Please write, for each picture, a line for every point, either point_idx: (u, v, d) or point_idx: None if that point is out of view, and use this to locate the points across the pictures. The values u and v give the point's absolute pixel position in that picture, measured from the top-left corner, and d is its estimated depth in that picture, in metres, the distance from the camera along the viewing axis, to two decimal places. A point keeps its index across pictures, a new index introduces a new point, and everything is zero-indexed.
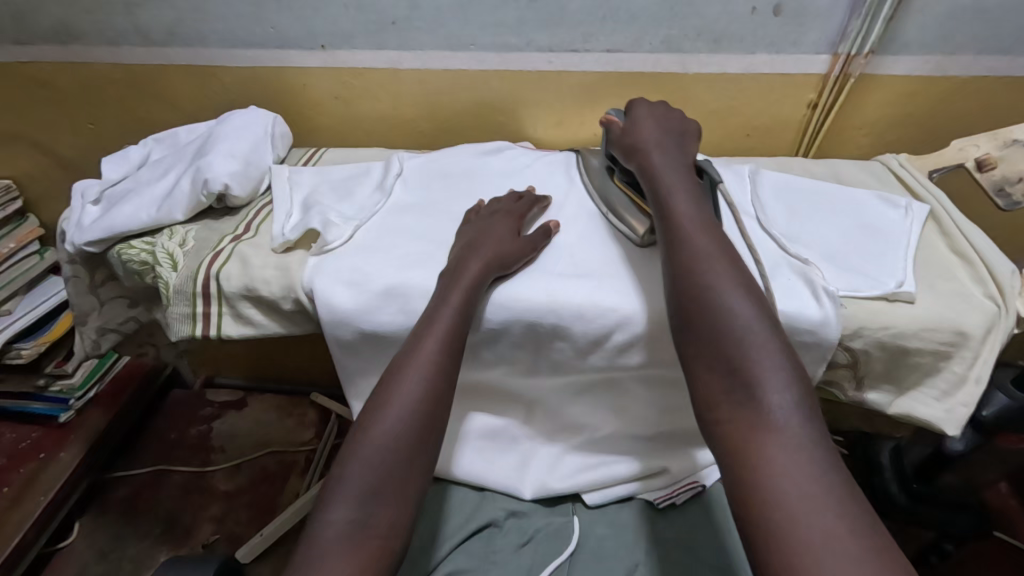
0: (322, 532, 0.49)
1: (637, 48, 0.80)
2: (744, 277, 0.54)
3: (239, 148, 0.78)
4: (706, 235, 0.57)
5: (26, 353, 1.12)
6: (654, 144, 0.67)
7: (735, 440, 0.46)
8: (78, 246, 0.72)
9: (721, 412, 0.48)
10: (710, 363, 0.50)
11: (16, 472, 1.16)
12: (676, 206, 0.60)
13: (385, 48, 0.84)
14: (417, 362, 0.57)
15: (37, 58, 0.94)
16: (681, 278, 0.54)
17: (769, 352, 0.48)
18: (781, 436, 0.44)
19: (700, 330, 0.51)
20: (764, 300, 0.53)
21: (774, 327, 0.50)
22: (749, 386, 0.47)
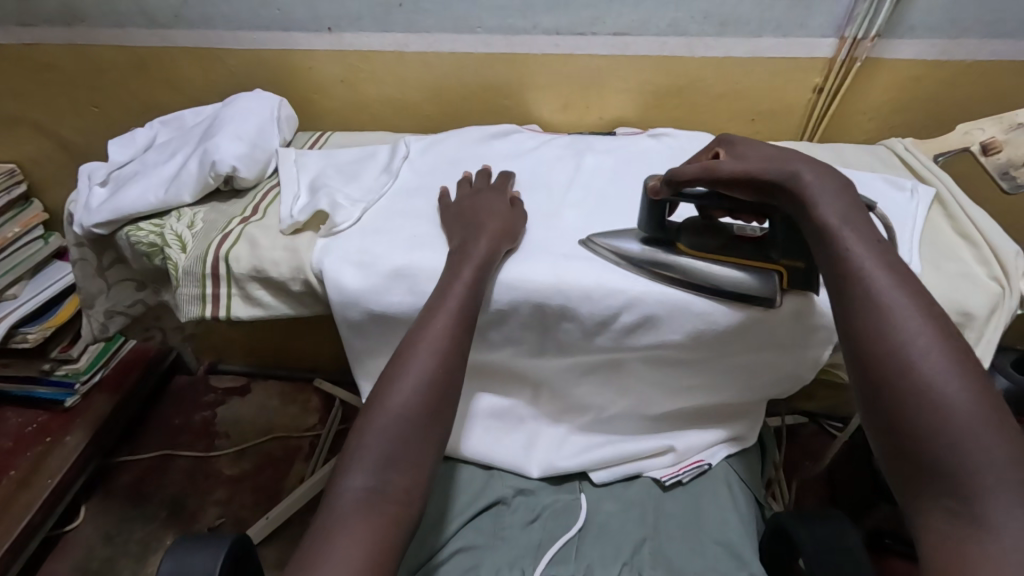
0: (339, 500, 0.49)
1: (645, 31, 0.80)
2: (954, 342, 0.44)
3: (246, 131, 0.78)
4: (895, 282, 0.47)
5: (32, 337, 1.13)
6: (794, 160, 0.54)
7: (947, 562, 0.38)
8: (86, 228, 0.73)
9: (931, 522, 0.40)
10: (911, 456, 0.42)
11: (23, 456, 1.17)
12: (855, 243, 0.49)
13: (391, 31, 0.84)
14: (431, 334, 0.57)
15: (40, 40, 0.93)
16: (863, 338, 0.46)
17: (981, 434, 0.40)
18: (1008, 558, 0.36)
19: (896, 414, 0.43)
20: (982, 373, 0.43)
21: (993, 410, 0.41)
22: (969, 497, 0.39)
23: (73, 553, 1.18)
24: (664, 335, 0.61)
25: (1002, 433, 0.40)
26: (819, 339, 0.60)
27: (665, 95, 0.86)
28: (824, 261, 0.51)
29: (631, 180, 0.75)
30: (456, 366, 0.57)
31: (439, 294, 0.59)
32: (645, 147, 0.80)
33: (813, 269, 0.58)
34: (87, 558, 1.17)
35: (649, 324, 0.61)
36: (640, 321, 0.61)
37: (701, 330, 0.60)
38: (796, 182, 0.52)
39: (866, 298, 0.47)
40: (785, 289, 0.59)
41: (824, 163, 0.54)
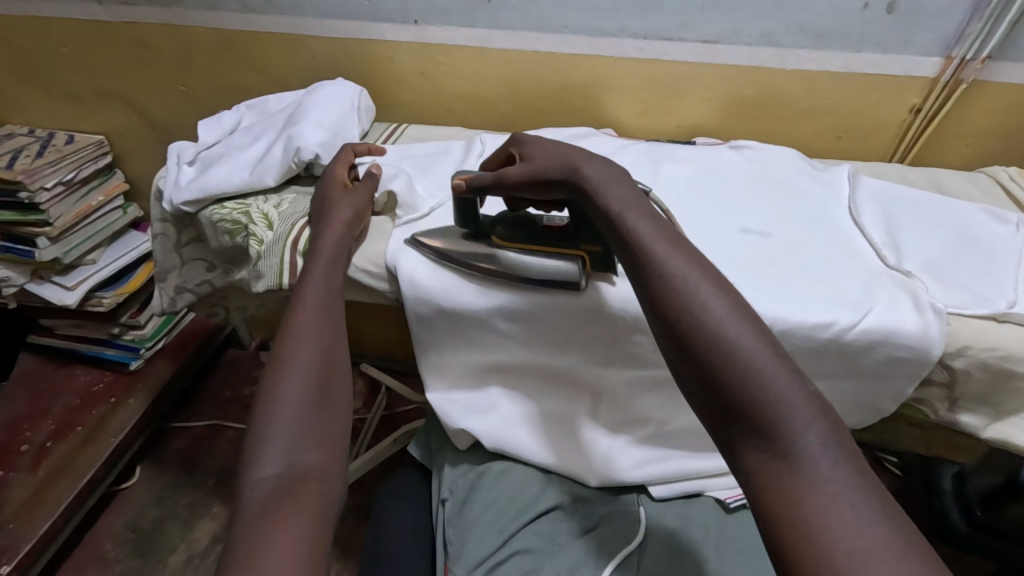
0: (255, 489, 0.46)
1: (735, 39, 0.78)
2: (727, 287, 0.46)
3: (329, 119, 0.79)
4: (670, 245, 0.49)
5: (106, 301, 1.19)
6: (579, 155, 0.58)
7: (775, 499, 0.37)
8: (175, 204, 0.75)
9: (747, 460, 0.39)
10: (719, 404, 0.41)
11: (89, 413, 1.23)
12: (635, 217, 0.52)
13: (475, 27, 0.84)
14: (311, 305, 0.60)
15: (139, 19, 0.97)
16: (662, 303, 0.46)
17: (776, 371, 0.40)
18: (822, 481, 0.36)
19: (695, 367, 0.43)
20: (753, 311, 0.45)
21: (768, 339, 0.42)
22: (772, 425, 0.39)
23: (126, 510, 1.23)
24: None
25: (780, 359, 0.41)
26: (906, 371, 0.57)
27: (746, 108, 0.83)
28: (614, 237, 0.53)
29: (712, 192, 0.73)
30: (337, 326, 0.60)
31: (311, 270, 0.63)
32: (727, 158, 0.78)
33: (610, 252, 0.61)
34: (139, 517, 1.22)
35: None
36: None
37: None
38: (581, 173, 0.56)
39: (652, 264, 0.48)
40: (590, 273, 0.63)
41: (602, 159, 0.58)
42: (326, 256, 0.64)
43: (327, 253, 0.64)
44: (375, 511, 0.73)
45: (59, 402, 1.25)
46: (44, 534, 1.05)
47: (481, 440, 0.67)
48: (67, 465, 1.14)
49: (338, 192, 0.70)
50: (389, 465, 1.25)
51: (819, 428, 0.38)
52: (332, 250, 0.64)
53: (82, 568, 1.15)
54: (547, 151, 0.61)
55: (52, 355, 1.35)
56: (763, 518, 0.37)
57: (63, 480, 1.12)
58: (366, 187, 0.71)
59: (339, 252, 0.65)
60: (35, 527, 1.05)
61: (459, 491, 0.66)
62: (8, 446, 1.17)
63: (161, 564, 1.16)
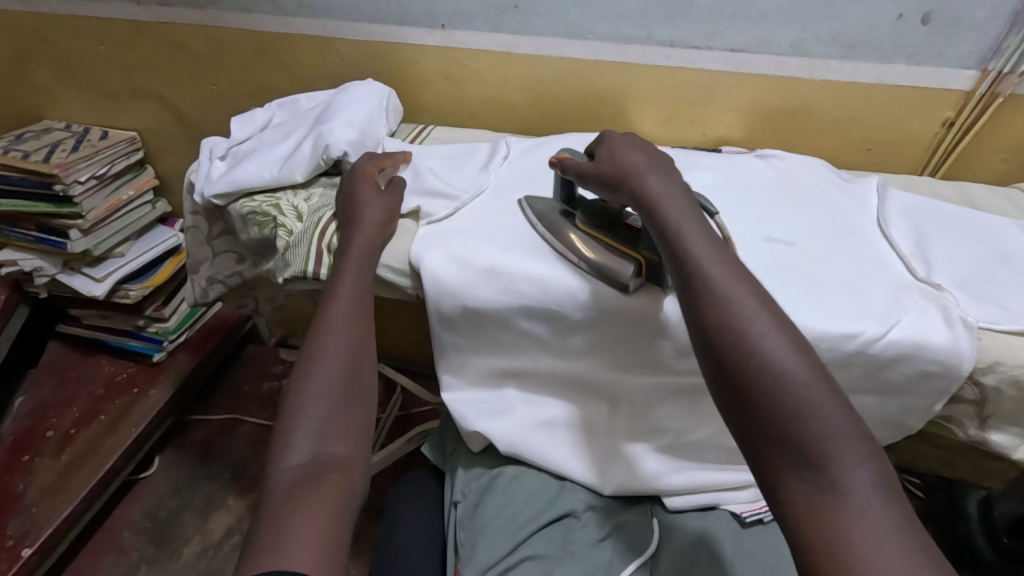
0: (281, 477, 0.48)
1: (764, 49, 0.77)
2: (779, 315, 0.47)
3: (358, 117, 0.81)
4: (726, 269, 0.50)
5: (133, 294, 1.22)
6: (647, 166, 0.58)
7: (818, 538, 0.39)
8: (206, 197, 0.77)
9: (789, 490, 0.41)
10: (764, 433, 0.43)
11: (112, 402, 1.26)
12: (694, 238, 0.52)
13: (502, 32, 0.85)
14: (343, 298, 0.61)
15: (175, 19, 1.00)
16: (715, 331, 0.47)
17: (834, 414, 0.42)
18: (864, 523, 0.38)
19: (742, 396, 0.45)
20: (807, 341, 0.46)
21: (822, 374, 0.44)
22: (818, 460, 0.41)
23: (144, 499, 1.25)
24: None
25: (833, 398, 0.43)
26: (934, 388, 0.56)
27: (774, 118, 0.83)
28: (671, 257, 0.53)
29: (737, 201, 0.72)
30: (368, 320, 0.61)
31: (345, 265, 0.64)
32: (752, 167, 0.78)
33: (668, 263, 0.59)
34: (157, 507, 1.24)
35: None
36: None
37: None
38: (641, 187, 0.57)
39: (707, 289, 0.49)
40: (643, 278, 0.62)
41: (670, 173, 0.58)
42: (359, 252, 0.65)
43: (358, 245, 0.65)
44: (390, 509, 0.73)
45: (83, 391, 1.28)
46: (65, 519, 1.07)
47: (494, 443, 0.66)
48: (90, 453, 1.16)
49: (369, 187, 0.71)
50: (403, 465, 1.26)
51: (866, 466, 0.40)
52: (364, 248, 0.65)
53: (101, 554, 1.17)
54: (628, 155, 0.60)
55: (80, 345, 1.38)
56: (801, 546, 0.40)
57: (85, 467, 1.14)
58: (394, 193, 0.72)
59: (374, 246, 0.66)
60: (57, 512, 1.07)
61: (471, 493, 0.66)
62: (34, 432, 1.20)
63: (176, 553, 1.17)
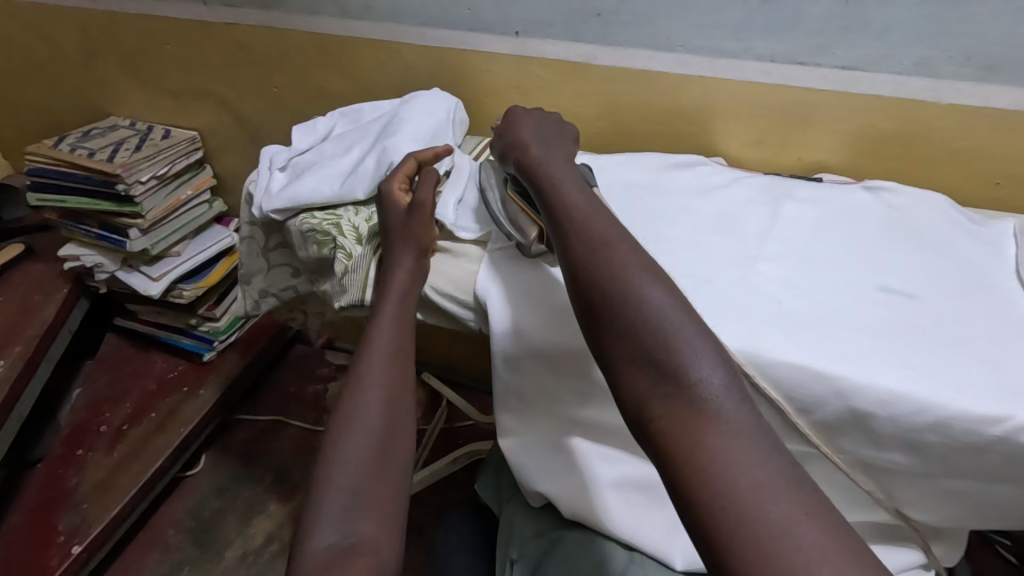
0: (306, 562, 0.43)
1: (883, 67, 0.68)
2: (636, 248, 0.49)
3: (424, 132, 0.76)
4: (588, 209, 0.53)
5: (186, 294, 1.22)
6: (532, 136, 0.63)
7: (680, 449, 0.39)
8: (265, 212, 0.74)
9: (653, 410, 0.41)
10: (630, 359, 0.43)
11: (163, 400, 1.26)
12: (565, 187, 0.56)
13: (581, 41, 0.79)
14: (381, 344, 0.56)
15: (240, 20, 0.98)
16: (585, 265, 0.48)
17: (689, 334, 0.43)
18: (722, 430, 0.38)
19: (607, 327, 0.45)
20: (660, 266, 0.48)
21: (677, 295, 0.45)
22: (675, 372, 0.41)
23: (189, 498, 1.26)
24: (871, 443, 0.51)
25: (686, 321, 0.44)
26: None
27: (885, 145, 0.73)
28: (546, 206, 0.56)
29: (842, 240, 0.64)
30: (405, 374, 0.56)
31: (382, 312, 0.59)
32: (860, 200, 0.69)
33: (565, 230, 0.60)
34: (200, 507, 1.24)
35: (855, 422, 0.51)
36: (844, 415, 0.51)
37: (928, 444, 0.49)
38: (524, 153, 0.62)
39: (576, 230, 0.51)
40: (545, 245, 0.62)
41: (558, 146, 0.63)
42: (397, 293, 0.60)
43: (399, 286, 0.61)
44: (437, 554, 0.68)
45: (136, 386, 1.29)
46: (114, 517, 1.08)
47: (557, 504, 0.59)
48: (139, 451, 1.17)
49: (399, 215, 0.65)
50: (445, 484, 1.21)
51: (720, 371, 0.41)
52: (402, 288, 0.61)
53: (145, 551, 1.17)
54: (521, 127, 0.65)
55: (135, 339, 1.40)
56: (666, 462, 0.39)
57: (135, 464, 1.15)
58: (423, 220, 0.64)
59: (415, 276, 0.62)
60: (106, 509, 1.08)
61: (528, 556, 0.61)
62: (89, 425, 1.22)
63: (218, 556, 1.17)
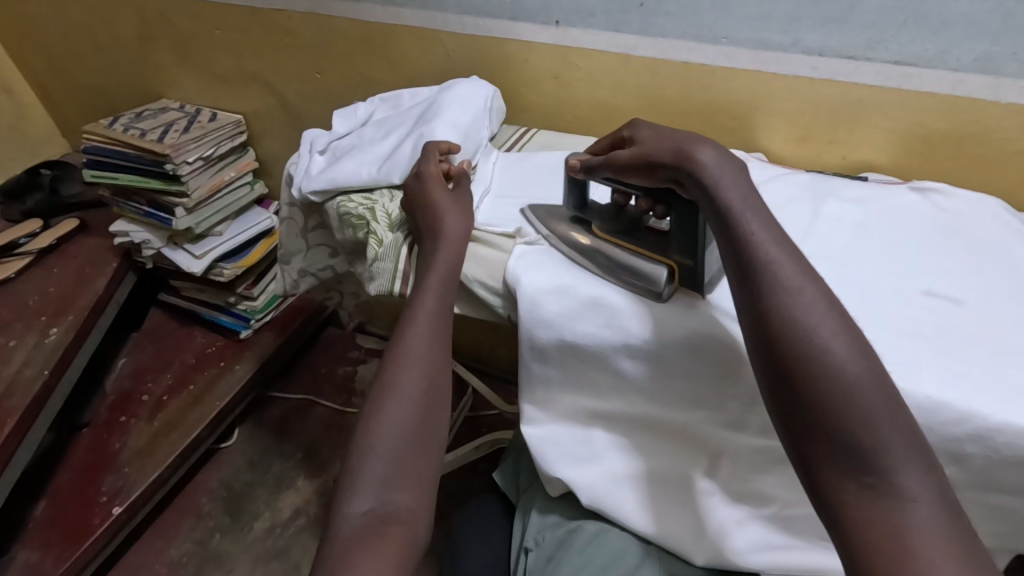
0: (344, 527, 0.44)
1: (937, 63, 0.65)
2: (841, 312, 0.45)
3: (462, 119, 0.76)
4: (793, 264, 0.47)
5: (227, 272, 1.27)
6: (693, 140, 0.55)
7: (872, 544, 0.37)
8: (304, 193, 0.76)
9: (847, 498, 0.39)
10: (822, 437, 0.41)
11: (201, 373, 1.31)
12: (754, 223, 0.49)
13: (622, 32, 0.78)
14: (424, 320, 0.56)
15: (288, 7, 1.00)
16: (779, 325, 0.44)
17: (892, 422, 0.40)
18: (922, 533, 0.37)
19: (804, 401, 0.42)
20: (869, 343, 0.44)
21: (887, 382, 0.42)
22: (882, 469, 0.39)
23: (223, 469, 1.31)
24: None
25: (892, 406, 0.41)
26: None
27: (934, 145, 0.70)
28: (728, 244, 0.50)
29: (887, 242, 0.62)
30: (445, 351, 0.56)
31: (425, 287, 0.59)
32: (907, 200, 0.66)
33: (699, 265, 0.57)
34: (233, 478, 1.29)
35: None
36: None
37: (968, 455, 0.48)
38: (695, 161, 0.53)
39: (768, 279, 0.46)
40: (676, 286, 0.59)
41: (720, 147, 0.54)
42: (442, 271, 0.60)
43: (444, 263, 0.61)
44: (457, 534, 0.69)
45: (177, 359, 1.35)
46: (153, 481, 1.13)
47: (576, 492, 0.59)
48: (179, 421, 1.22)
49: (443, 194, 0.66)
50: (468, 471, 1.22)
51: (927, 478, 0.39)
52: (448, 267, 0.61)
53: (180, 517, 1.23)
54: (654, 140, 0.57)
55: (177, 314, 1.45)
56: (855, 552, 0.38)
57: (174, 434, 1.20)
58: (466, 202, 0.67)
59: (458, 256, 0.62)
60: (146, 474, 1.13)
61: (545, 543, 0.60)
62: (132, 394, 1.28)
63: (247, 526, 1.21)
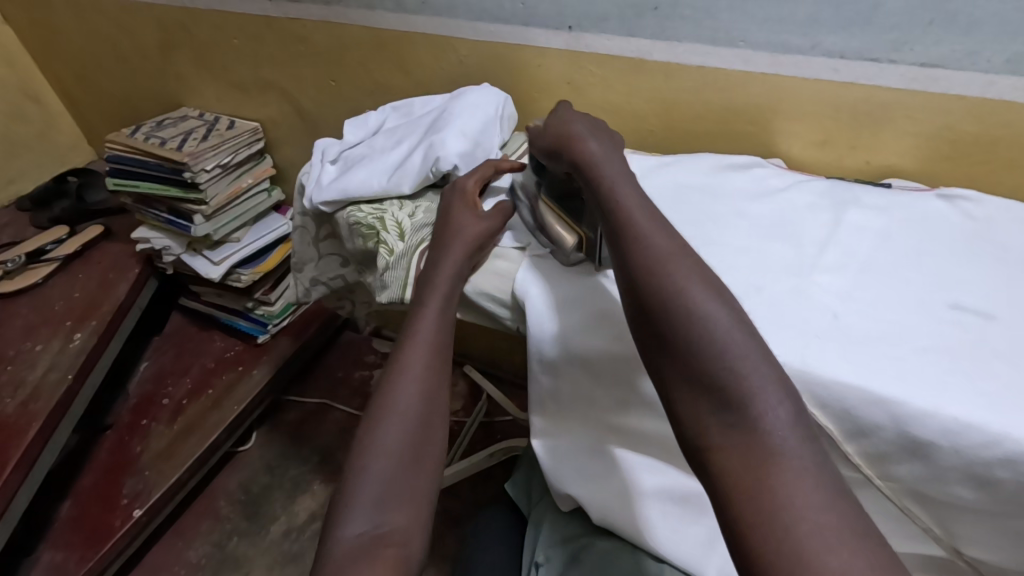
0: (337, 549, 0.44)
1: (966, 65, 0.62)
2: (698, 265, 0.48)
3: (471, 128, 0.76)
4: (652, 223, 0.51)
5: (244, 278, 1.28)
6: (587, 130, 0.60)
7: (732, 472, 0.40)
8: (315, 203, 0.76)
9: (711, 433, 0.42)
10: (685, 379, 0.44)
11: (219, 378, 1.33)
12: (622, 188, 0.54)
13: (636, 36, 0.76)
14: (423, 337, 0.56)
15: (302, 15, 1.00)
16: (642, 281, 0.48)
17: (752, 360, 0.43)
18: (774, 456, 0.39)
19: (666, 348, 0.46)
20: (722, 289, 0.47)
21: (739, 321, 0.45)
22: (735, 399, 0.42)
23: (241, 471, 1.32)
24: (934, 476, 0.47)
25: (746, 343, 0.44)
26: None
27: (964, 150, 0.68)
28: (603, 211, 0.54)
29: (912, 252, 0.59)
30: (446, 368, 0.55)
31: (426, 301, 0.59)
32: (935, 207, 0.64)
33: (596, 241, 0.59)
34: (251, 481, 1.31)
35: (914, 451, 0.47)
36: (899, 442, 0.48)
37: (997, 480, 0.45)
38: (581, 147, 0.58)
39: (631, 241, 0.50)
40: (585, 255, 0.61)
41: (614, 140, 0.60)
42: (444, 286, 0.60)
43: (444, 282, 0.60)
44: (469, 544, 0.69)
45: (197, 363, 1.37)
46: (172, 485, 1.15)
47: (585, 507, 0.59)
48: (197, 425, 1.24)
49: (467, 207, 0.66)
50: (482, 477, 1.22)
51: (784, 407, 0.42)
52: (448, 287, 0.60)
53: (199, 519, 1.24)
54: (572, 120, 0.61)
55: (198, 318, 1.48)
56: (718, 482, 0.41)
57: (193, 437, 1.22)
58: (496, 217, 0.66)
59: (463, 270, 0.61)
60: (166, 477, 1.15)
61: (556, 559, 0.59)
62: (153, 397, 1.30)
63: (264, 530, 1.23)
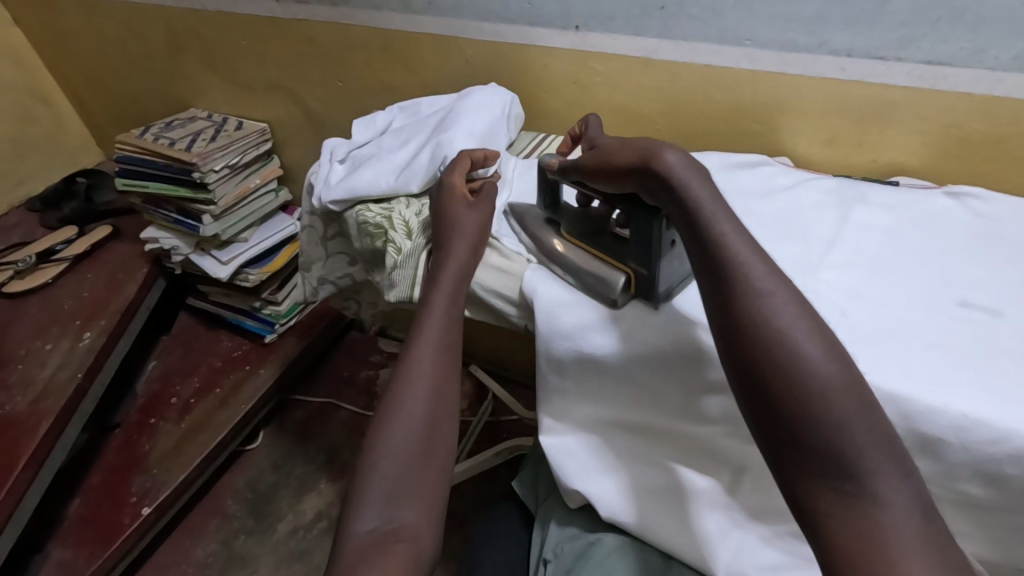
0: (349, 545, 0.44)
1: (974, 62, 0.62)
2: (809, 311, 0.43)
3: (478, 127, 0.76)
4: (758, 260, 0.45)
5: (252, 278, 1.29)
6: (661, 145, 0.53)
7: (853, 555, 0.36)
8: (323, 202, 0.77)
9: (825, 507, 0.38)
10: (798, 444, 0.39)
11: (226, 377, 1.34)
12: (720, 219, 0.47)
13: (643, 36, 0.77)
14: (431, 335, 0.56)
15: (310, 16, 1.01)
16: (751, 328, 0.42)
17: (867, 425, 0.39)
18: (899, 538, 0.35)
19: (776, 406, 0.40)
20: (836, 340, 0.42)
21: (857, 382, 0.40)
22: (856, 473, 0.37)
23: (247, 470, 1.33)
24: (942, 473, 0.47)
25: (863, 406, 0.39)
26: None
27: (972, 148, 0.68)
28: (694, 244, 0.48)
29: (920, 249, 0.60)
30: (454, 364, 0.56)
31: (433, 299, 0.59)
32: (943, 205, 0.64)
33: (654, 279, 0.57)
34: (257, 479, 1.31)
35: (923, 448, 0.47)
36: (908, 440, 0.48)
37: (1006, 476, 0.45)
38: (659, 166, 0.51)
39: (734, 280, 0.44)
40: (631, 294, 0.59)
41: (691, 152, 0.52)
42: (451, 283, 0.60)
43: (449, 279, 0.61)
44: (476, 540, 0.69)
45: (204, 362, 1.38)
46: (180, 483, 1.16)
47: (594, 505, 0.58)
48: (204, 423, 1.25)
49: (460, 203, 0.67)
50: (487, 477, 1.22)
51: (903, 481, 0.38)
52: (454, 284, 0.60)
53: (207, 517, 1.25)
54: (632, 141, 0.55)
55: (205, 318, 1.49)
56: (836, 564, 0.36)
57: (201, 435, 1.22)
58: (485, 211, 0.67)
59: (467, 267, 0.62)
60: (174, 476, 1.16)
61: (563, 556, 0.59)
62: (161, 396, 1.31)
63: (271, 528, 1.23)
